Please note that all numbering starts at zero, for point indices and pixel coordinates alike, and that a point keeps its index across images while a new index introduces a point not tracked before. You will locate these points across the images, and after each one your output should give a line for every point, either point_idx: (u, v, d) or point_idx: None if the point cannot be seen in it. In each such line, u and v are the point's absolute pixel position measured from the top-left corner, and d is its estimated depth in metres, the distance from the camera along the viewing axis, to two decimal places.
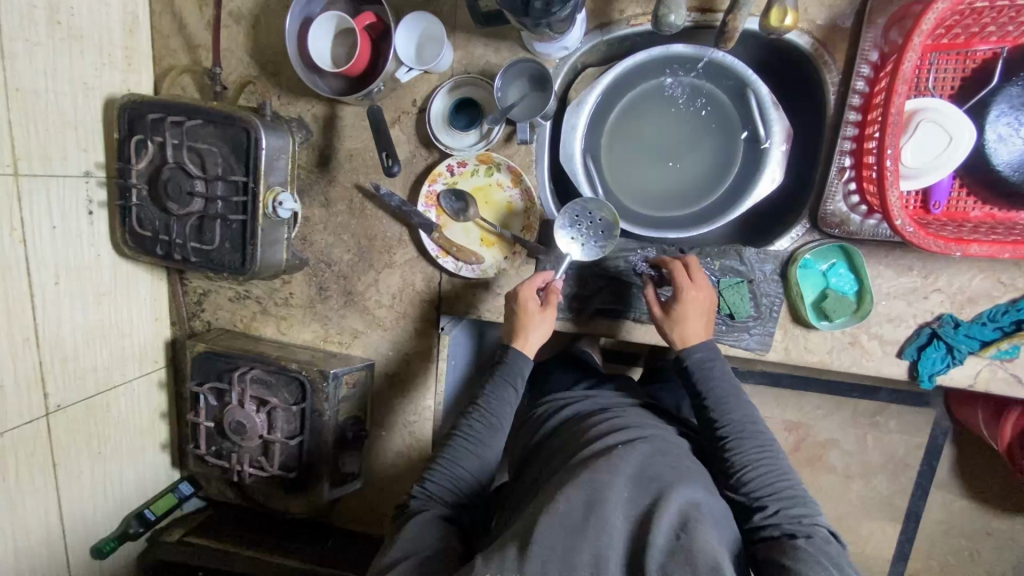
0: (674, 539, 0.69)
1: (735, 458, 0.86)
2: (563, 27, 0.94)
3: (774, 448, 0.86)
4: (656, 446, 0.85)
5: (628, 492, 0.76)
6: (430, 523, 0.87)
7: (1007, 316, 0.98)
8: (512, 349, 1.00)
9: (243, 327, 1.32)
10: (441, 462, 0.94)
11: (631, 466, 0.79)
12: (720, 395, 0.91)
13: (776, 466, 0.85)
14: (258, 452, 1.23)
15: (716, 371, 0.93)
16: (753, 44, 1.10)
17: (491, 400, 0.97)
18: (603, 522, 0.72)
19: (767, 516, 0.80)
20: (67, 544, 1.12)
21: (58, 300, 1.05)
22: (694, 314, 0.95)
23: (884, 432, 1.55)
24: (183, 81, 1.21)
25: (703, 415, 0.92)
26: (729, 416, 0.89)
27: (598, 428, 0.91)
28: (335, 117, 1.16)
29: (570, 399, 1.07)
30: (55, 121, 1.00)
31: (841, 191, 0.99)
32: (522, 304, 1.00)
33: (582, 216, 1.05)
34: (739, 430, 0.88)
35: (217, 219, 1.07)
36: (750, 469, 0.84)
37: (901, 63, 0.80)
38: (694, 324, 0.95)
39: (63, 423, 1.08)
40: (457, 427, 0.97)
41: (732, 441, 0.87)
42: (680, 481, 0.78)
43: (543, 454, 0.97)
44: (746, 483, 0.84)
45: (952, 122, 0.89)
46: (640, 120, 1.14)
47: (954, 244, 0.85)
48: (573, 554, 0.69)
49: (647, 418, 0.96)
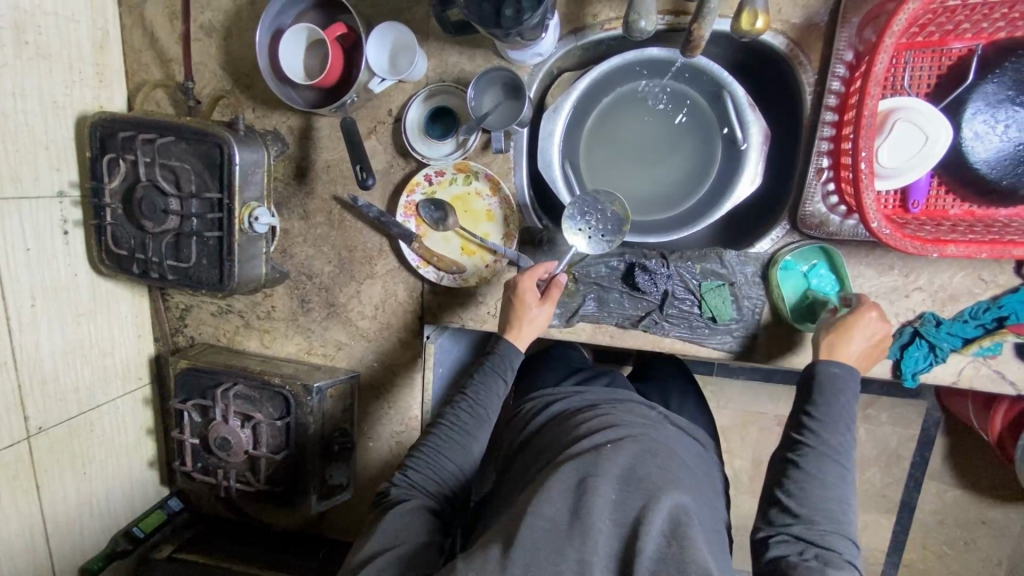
0: (665, 546, 0.68)
1: (804, 471, 0.79)
2: (534, 34, 0.93)
3: (848, 486, 0.78)
4: (646, 446, 0.80)
5: (615, 494, 0.73)
6: (410, 512, 0.85)
7: (988, 313, 0.98)
8: (505, 340, 0.98)
9: (227, 341, 1.31)
10: (425, 449, 0.92)
11: (618, 468, 0.75)
12: (832, 414, 0.81)
13: (841, 496, 0.78)
14: (244, 467, 1.23)
15: (821, 388, 0.83)
16: (726, 44, 1.10)
17: (479, 390, 0.95)
18: (589, 528, 0.69)
19: (808, 539, 0.75)
20: (54, 564, 1.11)
21: (36, 322, 1.04)
22: (859, 337, 0.86)
23: (876, 424, 1.57)
24: (156, 95, 1.19)
25: (795, 421, 0.83)
26: (823, 434, 0.80)
27: (587, 426, 0.87)
28: (311, 129, 1.15)
29: (557, 395, 1.02)
30: (25, 142, 0.99)
31: (819, 191, 0.99)
32: (520, 294, 0.98)
33: (592, 208, 1.04)
34: (826, 452, 0.79)
35: (193, 236, 1.06)
36: (814, 486, 0.77)
37: (873, 65, 0.80)
38: (853, 347, 0.86)
39: (45, 445, 1.07)
40: (443, 415, 0.95)
41: (812, 456, 0.79)
42: (670, 485, 0.75)
43: (529, 452, 0.93)
44: (803, 496, 0.77)
45: (929, 122, 0.88)
46: (619, 124, 1.14)
47: (931, 245, 0.85)
48: (557, 559, 0.67)
49: (639, 415, 0.91)
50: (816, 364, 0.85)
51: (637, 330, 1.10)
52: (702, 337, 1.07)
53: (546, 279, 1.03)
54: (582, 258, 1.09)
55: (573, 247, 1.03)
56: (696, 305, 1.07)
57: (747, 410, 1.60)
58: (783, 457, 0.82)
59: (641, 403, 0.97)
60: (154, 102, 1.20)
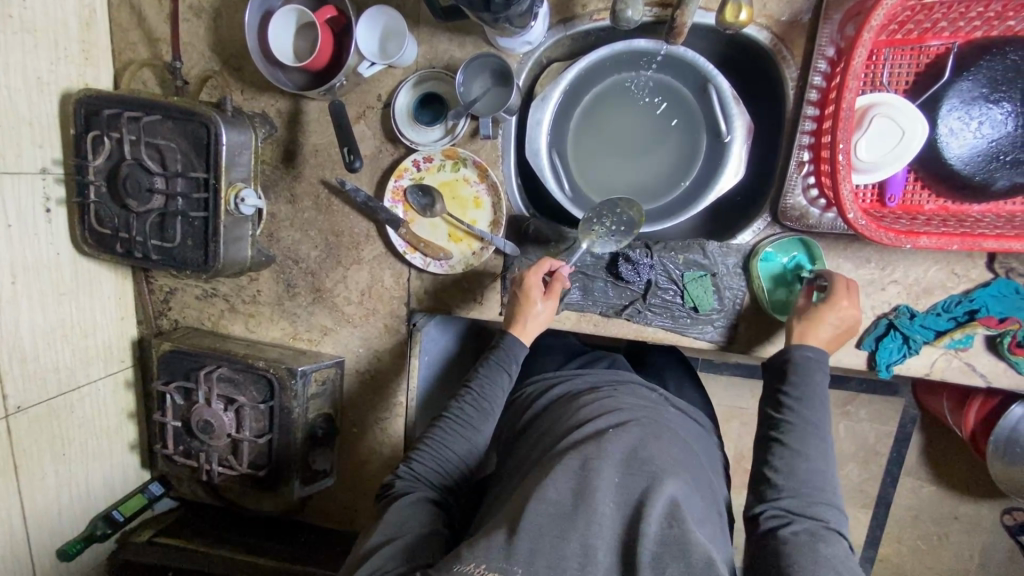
0: (667, 528, 0.68)
1: (790, 447, 0.80)
2: (524, 20, 0.94)
3: (829, 459, 0.80)
4: (647, 430, 0.81)
5: (618, 478, 0.73)
6: (416, 504, 0.84)
7: (960, 306, 1.00)
8: (509, 334, 0.98)
9: (211, 325, 1.31)
10: (430, 443, 0.91)
11: (619, 451, 0.75)
12: (807, 391, 0.84)
13: (824, 467, 0.79)
14: (227, 451, 1.22)
15: (793, 372, 0.85)
16: (712, 38, 1.12)
17: (483, 383, 0.94)
18: (592, 512, 0.69)
19: (796, 512, 0.76)
20: (31, 547, 1.10)
21: (16, 300, 1.03)
22: (829, 320, 0.90)
23: (855, 421, 1.60)
24: (143, 75, 1.18)
25: (773, 401, 0.86)
26: (802, 411, 0.82)
27: (587, 410, 0.87)
28: (300, 113, 1.15)
29: (555, 380, 1.04)
30: (9, 117, 0.98)
31: (799, 184, 1.01)
32: (526, 289, 0.99)
33: (608, 212, 1.06)
34: (806, 428, 0.81)
35: (178, 216, 1.06)
36: (798, 460, 0.79)
37: (852, 59, 0.81)
38: (824, 331, 0.89)
39: (24, 425, 1.06)
40: (447, 409, 0.94)
41: (795, 432, 0.81)
42: (671, 471, 0.74)
43: (529, 437, 0.93)
44: (789, 470, 0.79)
45: (906, 118, 0.90)
46: (607, 114, 1.15)
47: (904, 236, 0.87)
48: (562, 544, 0.67)
49: (639, 398, 0.93)
50: (790, 347, 0.88)
51: (620, 319, 1.11)
52: (684, 327, 1.09)
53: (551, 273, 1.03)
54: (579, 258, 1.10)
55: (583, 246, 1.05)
56: (679, 295, 1.08)
57: (730, 405, 1.63)
58: (767, 435, 0.84)
59: (641, 386, 0.98)
60: (141, 83, 1.20)
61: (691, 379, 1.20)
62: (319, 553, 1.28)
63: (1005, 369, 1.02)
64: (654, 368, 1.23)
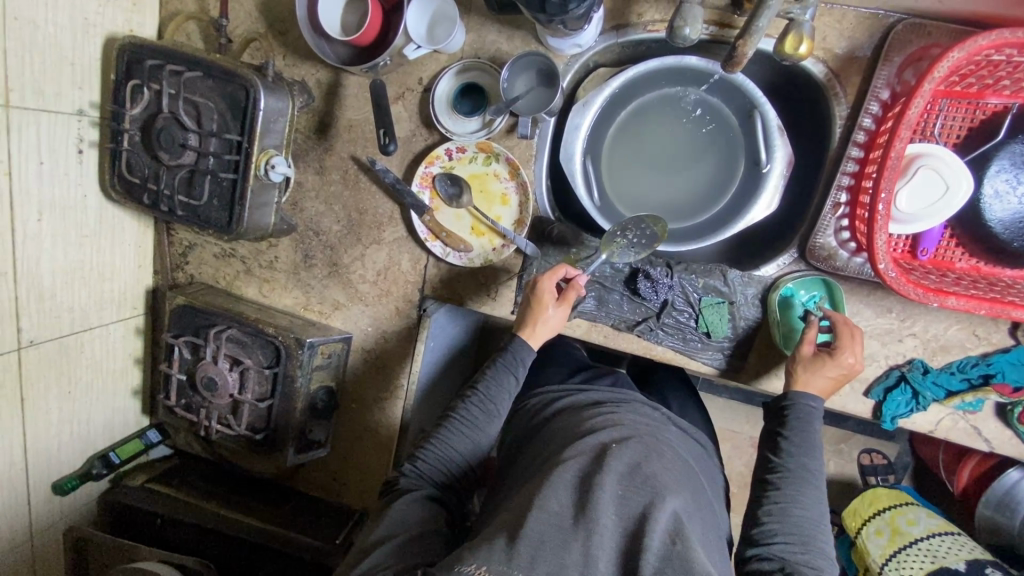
0: (670, 544, 0.68)
1: (782, 491, 0.81)
2: (577, 24, 0.93)
3: (816, 514, 0.80)
4: (650, 446, 0.81)
5: (619, 490, 0.73)
6: (418, 503, 0.85)
7: (976, 368, 0.99)
8: (518, 337, 0.98)
9: (226, 284, 1.32)
10: (435, 441, 0.92)
11: (622, 464, 0.76)
12: (805, 440, 0.84)
13: (817, 517, 0.80)
14: (227, 410, 1.23)
15: (793, 420, 0.86)
16: (768, 64, 1.10)
17: (490, 385, 0.95)
18: (594, 523, 0.69)
19: (791, 558, 0.76)
20: (28, 477, 1.11)
21: (40, 238, 1.03)
22: (828, 366, 0.89)
23: (847, 461, 1.59)
24: (188, 27, 1.19)
25: (771, 442, 0.86)
26: (799, 457, 0.83)
27: (592, 422, 0.87)
28: (339, 86, 1.15)
29: (562, 391, 1.04)
30: (52, 55, 0.98)
31: (832, 226, 1.00)
32: (539, 294, 0.98)
33: (631, 224, 1.04)
34: (800, 472, 0.82)
35: (207, 175, 1.06)
36: (793, 506, 0.80)
37: (907, 108, 0.79)
38: (813, 382, 0.89)
39: (34, 359, 1.06)
40: (454, 409, 0.95)
41: (791, 479, 0.81)
42: (672, 489, 0.75)
43: (534, 442, 0.93)
44: (782, 515, 0.79)
45: (952, 172, 0.89)
46: (647, 126, 1.14)
47: (933, 294, 0.85)
48: (563, 553, 0.67)
49: (644, 416, 0.92)
50: (790, 393, 0.89)
51: (631, 334, 1.10)
52: (693, 351, 1.08)
53: (567, 280, 1.03)
54: (599, 275, 1.09)
55: (603, 255, 1.03)
56: (693, 318, 1.08)
57: (724, 428, 1.63)
58: (761, 478, 0.84)
59: (647, 405, 0.98)
60: (184, 35, 1.19)
61: (696, 400, 1.19)
62: (305, 517, 1.31)
63: (1010, 437, 1.02)
64: (659, 385, 1.22)
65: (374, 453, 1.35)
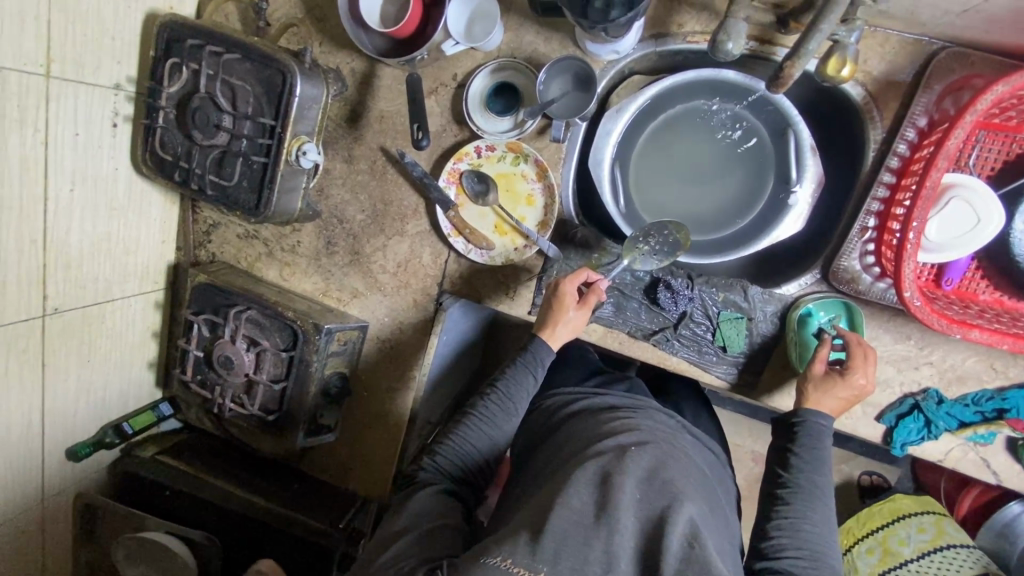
0: (687, 548, 0.69)
1: (792, 507, 0.81)
2: (619, 31, 0.93)
3: (825, 529, 0.80)
4: (667, 452, 0.82)
5: (639, 494, 0.74)
6: (437, 497, 0.86)
7: (991, 402, 0.99)
8: (538, 337, 0.99)
9: (246, 266, 1.33)
10: (453, 436, 0.92)
11: (641, 469, 0.76)
12: (814, 456, 0.85)
13: (827, 532, 0.81)
14: (241, 389, 1.25)
15: (804, 437, 0.86)
16: (809, 84, 1.09)
17: (509, 384, 0.95)
18: (615, 523, 0.70)
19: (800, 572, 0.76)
20: (45, 441, 1.13)
21: (70, 208, 1.04)
22: (840, 387, 0.89)
23: (848, 481, 1.59)
24: (227, 9, 1.19)
25: (780, 458, 0.87)
26: (809, 474, 0.83)
27: (608, 426, 0.88)
28: (373, 76, 1.15)
29: (578, 394, 1.05)
30: (94, 29, 0.99)
31: (857, 249, 1.00)
32: (560, 296, 0.99)
33: (654, 232, 1.04)
34: (809, 488, 0.82)
35: (239, 156, 1.07)
36: (803, 522, 0.80)
37: (948, 138, 0.79)
38: (825, 403, 0.89)
39: (58, 327, 1.08)
40: (472, 406, 0.95)
41: (800, 495, 0.82)
42: (689, 495, 0.76)
43: (551, 442, 0.94)
44: (791, 530, 0.80)
45: (984, 204, 0.88)
46: (679, 137, 1.14)
47: (956, 326, 0.85)
48: (585, 550, 0.68)
49: (660, 423, 0.93)
50: (800, 410, 0.89)
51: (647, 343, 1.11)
52: (708, 363, 1.09)
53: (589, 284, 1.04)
54: (620, 281, 1.09)
55: (626, 261, 1.04)
56: (710, 331, 1.08)
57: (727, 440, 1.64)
58: (771, 492, 0.84)
59: (662, 413, 0.98)
60: (223, 16, 1.20)
61: (707, 411, 1.20)
62: (311, 499, 1.32)
63: (1019, 471, 1.02)
64: (670, 393, 1.23)
65: (382, 441, 1.37)
